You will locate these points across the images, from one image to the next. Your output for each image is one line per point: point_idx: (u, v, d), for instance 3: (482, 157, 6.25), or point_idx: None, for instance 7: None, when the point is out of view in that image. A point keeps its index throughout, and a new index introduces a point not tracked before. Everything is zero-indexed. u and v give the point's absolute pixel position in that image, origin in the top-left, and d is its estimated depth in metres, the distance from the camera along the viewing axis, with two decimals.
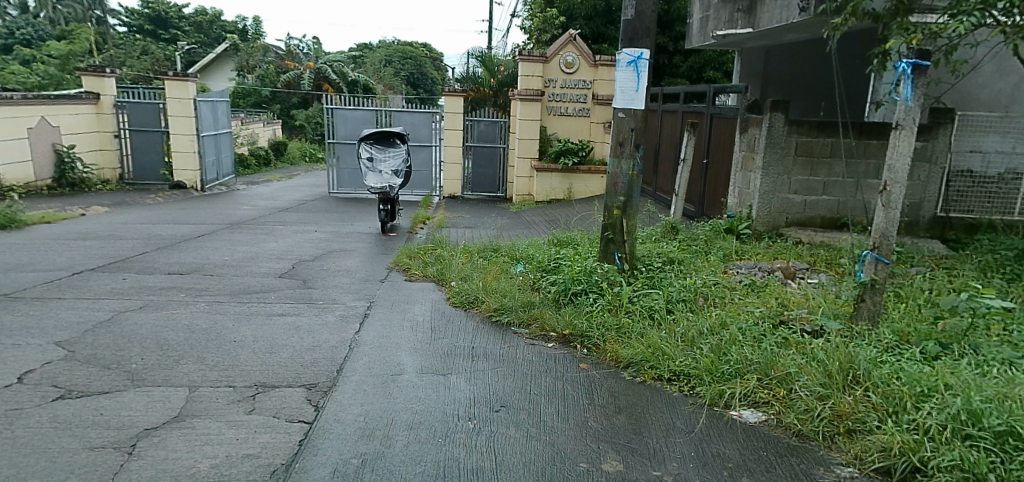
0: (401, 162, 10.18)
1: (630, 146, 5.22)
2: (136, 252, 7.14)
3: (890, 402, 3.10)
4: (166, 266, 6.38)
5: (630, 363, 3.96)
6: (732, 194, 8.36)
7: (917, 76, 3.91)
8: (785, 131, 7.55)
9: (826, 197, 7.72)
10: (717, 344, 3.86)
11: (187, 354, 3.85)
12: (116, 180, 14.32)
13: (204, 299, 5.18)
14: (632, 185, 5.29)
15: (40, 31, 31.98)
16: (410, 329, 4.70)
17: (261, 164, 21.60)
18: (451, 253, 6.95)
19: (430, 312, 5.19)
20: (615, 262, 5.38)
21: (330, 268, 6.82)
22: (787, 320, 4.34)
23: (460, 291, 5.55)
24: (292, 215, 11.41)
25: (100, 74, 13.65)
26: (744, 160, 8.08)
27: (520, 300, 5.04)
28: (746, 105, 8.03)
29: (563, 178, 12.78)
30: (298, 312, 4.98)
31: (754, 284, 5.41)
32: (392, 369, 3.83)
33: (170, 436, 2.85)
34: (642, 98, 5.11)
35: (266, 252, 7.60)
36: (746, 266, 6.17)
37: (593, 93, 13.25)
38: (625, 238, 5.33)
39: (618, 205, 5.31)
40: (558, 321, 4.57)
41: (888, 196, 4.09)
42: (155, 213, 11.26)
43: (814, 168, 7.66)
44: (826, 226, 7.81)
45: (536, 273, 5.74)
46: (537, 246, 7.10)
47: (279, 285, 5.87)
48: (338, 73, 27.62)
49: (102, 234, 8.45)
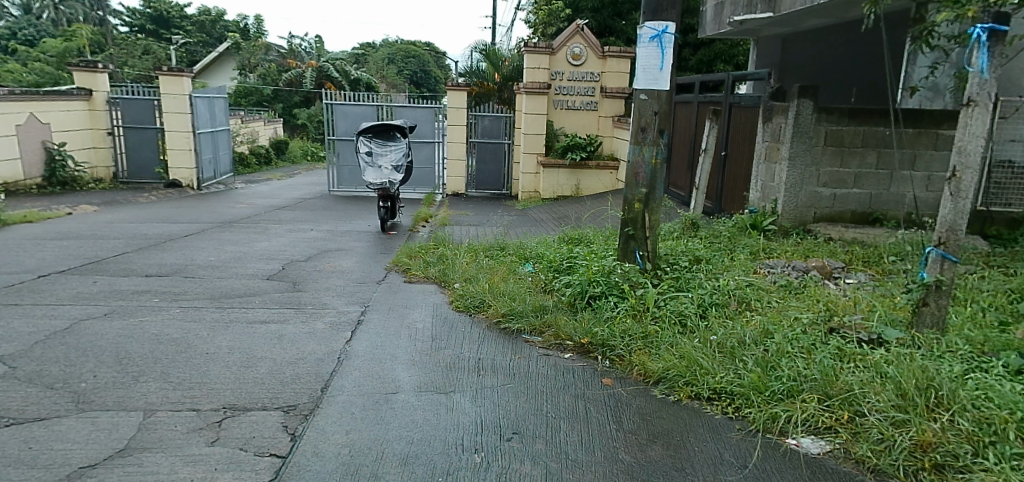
0: (402, 157, 9.63)
1: (654, 132, 4.67)
2: (115, 253, 6.62)
3: (986, 430, 2.59)
4: (145, 268, 5.86)
5: (661, 378, 3.41)
6: (754, 188, 7.78)
7: (994, 43, 3.37)
8: (814, 120, 6.99)
9: (858, 190, 7.17)
10: (762, 356, 3.33)
11: (149, 369, 3.33)
12: (110, 178, 13.84)
13: (180, 305, 4.65)
14: (656, 175, 4.74)
15: (41, 31, 31.62)
16: (408, 338, 4.16)
17: (262, 163, 21.08)
18: (455, 252, 6.41)
19: (430, 317, 4.65)
20: (636, 261, 4.83)
21: (324, 270, 6.30)
22: (838, 327, 3.79)
23: (464, 295, 5.02)
24: (288, 214, 10.90)
25: (92, 70, 13.13)
26: (767, 151, 7.53)
27: (531, 304, 4.51)
28: (770, 92, 7.47)
29: (571, 175, 12.30)
30: (283, 319, 4.46)
31: (790, 286, 4.87)
32: (388, 387, 3.30)
33: (109, 478, 2.36)
34: (666, 78, 4.58)
35: (256, 252, 7.09)
36: (777, 265, 5.63)
37: (601, 86, 12.70)
38: (647, 234, 4.79)
39: (640, 198, 4.78)
40: (575, 329, 4.02)
41: (957, 184, 3.54)
42: (145, 212, 10.78)
43: (845, 159, 7.10)
44: (857, 221, 7.26)
45: (548, 275, 5.23)
46: (547, 245, 6.56)
47: (266, 289, 5.35)
48: (340, 71, 27.12)
49: (84, 234, 7.94)
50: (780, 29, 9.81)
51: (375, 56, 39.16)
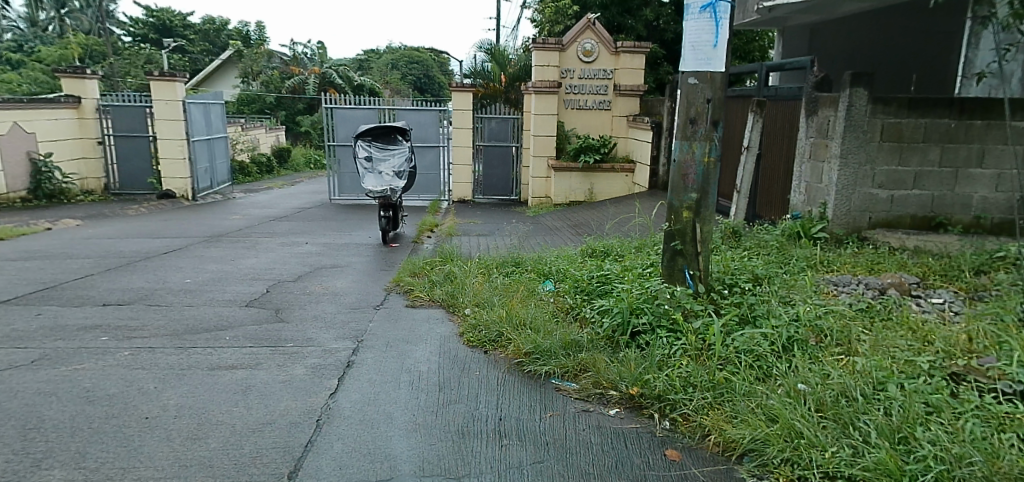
0: (405, 162, 8.80)
1: (707, 123, 3.83)
2: (77, 275, 5.79)
3: None
4: (105, 295, 5.03)
5: (747, 450, 2.62)
6: (797, 190, 6.90)
7: None
8: (868, 111, 6.10)
9: (919, 191, 6.27)
10: (886, 422, 2.53)
11: (60, 453, 2.52)
12: (100, 189, 13.03)
13: (131, 345, 3.81)
14: (709, 177, 3.89)
15: (44, 44, 31.42)
16: (408, 386, 3.32)
17: (263, 172, 20.29)
18: (465, 270, 5.57)
19: (437, 356, 3.80)
20: (685, 283, 3.99)
21: (314, 292, 5.46)
22: (968, 375, 2.92)
23: (477, 326, 4.18)
24: (283, 225, 10.08)
25: (80, 75, 12.31)
26: (811, 148, 6.64)
27: (560, 339, 3.68)
28: (814, 81, 6.56)
29: (584, 179, 11.48)
30: (253, 362, 3.61)
31: (871, 311, 4.03)
32: (380, 469, 2.50)
33: None
34: (722, 56, 3.72)
35: (239, 272, 6.25)
36: (844, 282, 4.79)
37: (615, 83, 11.81)
38: (699, 249, 3.96)
39: (689, 205, 3.94)
40: (620, 375, 3.21)
41: None
42: (131, 226, 9.99)
43: (904, 155, 6.20)
44: (919, 227, 6.37)
45: (578, 299, 4.42)
46: (569, 258, 5.73)
47: (244, 320, 4.52)
48: (343, 77, 26.35)
49: (52, 253, 7.12)
50: (814, 16, 9.07)
51: (380, 62, 38.49)
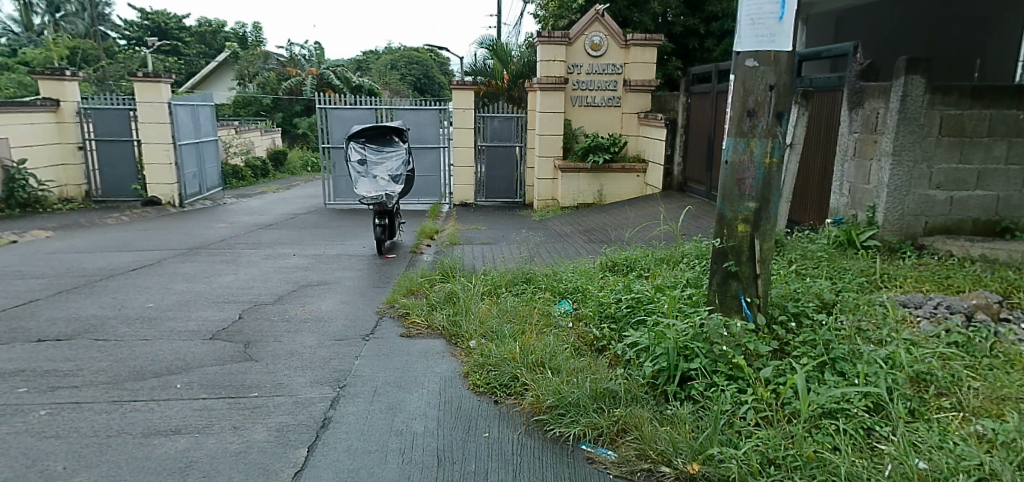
0: (401, 165, 8.03)
1: (769, 116, 3.07)
2: (22, 301, 5.04)
3: None
4: (47, 327, 4.29)
5: None
6: (838, 191, 6.13)
7: None
8: (925, 102, 5.28)
9: (982, 192, 5.50)
10: None
11: None
12: (81, 197, 12.27)
13: (54, 400, 3.06)
14: (770, 182, 3.13)
15: (37, 46, 30.74)
16: (398, 460, 2.56)
17: (259, 175, 19.53)
18: (468, 289, 4.80)
19: (435, 409, 3.03)
20: (741, 313, 3.23)
21: (295, 318, 4.70)
22: None
23: (484, 365, 3.42)
24: (272, 234, 9.33)
25: (59, 78, 11.59)
26: (856, 144, 5.85)
27: (588, 388, 2.90)
28: (858, 71, 5.79)
29: (592, 180, 10.70)
30: (204, 424, 2.85)
31: (970, 342, 3.26)
32: None
33: None
34: (789, 32, 2.96)
35: (212, 292, 5.49)
36: (917, 302, 4.02)
37: (626, 78, 10.96)
38: (757, 272, 3.20)
39: (745, 218, 3.18)
40: (674, 445, 2.45)
41: None
42: (107, 237, 9.26)
43: (967, 152, 5.40)
44: (982, 233, 5.60)
45: (607, 330, 3.64)
46: (587, 274, 4.97)
47: (205, 358, 3.76)
48: (340, 78, 25.20)
49: (7, 272, 6.38)
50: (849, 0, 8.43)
51: (379, 63, 37.74)
